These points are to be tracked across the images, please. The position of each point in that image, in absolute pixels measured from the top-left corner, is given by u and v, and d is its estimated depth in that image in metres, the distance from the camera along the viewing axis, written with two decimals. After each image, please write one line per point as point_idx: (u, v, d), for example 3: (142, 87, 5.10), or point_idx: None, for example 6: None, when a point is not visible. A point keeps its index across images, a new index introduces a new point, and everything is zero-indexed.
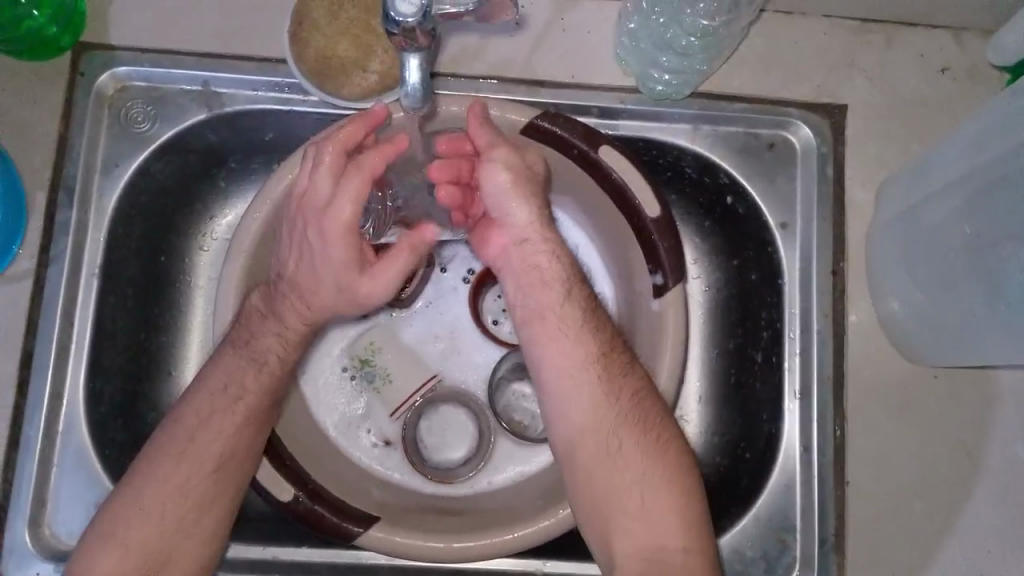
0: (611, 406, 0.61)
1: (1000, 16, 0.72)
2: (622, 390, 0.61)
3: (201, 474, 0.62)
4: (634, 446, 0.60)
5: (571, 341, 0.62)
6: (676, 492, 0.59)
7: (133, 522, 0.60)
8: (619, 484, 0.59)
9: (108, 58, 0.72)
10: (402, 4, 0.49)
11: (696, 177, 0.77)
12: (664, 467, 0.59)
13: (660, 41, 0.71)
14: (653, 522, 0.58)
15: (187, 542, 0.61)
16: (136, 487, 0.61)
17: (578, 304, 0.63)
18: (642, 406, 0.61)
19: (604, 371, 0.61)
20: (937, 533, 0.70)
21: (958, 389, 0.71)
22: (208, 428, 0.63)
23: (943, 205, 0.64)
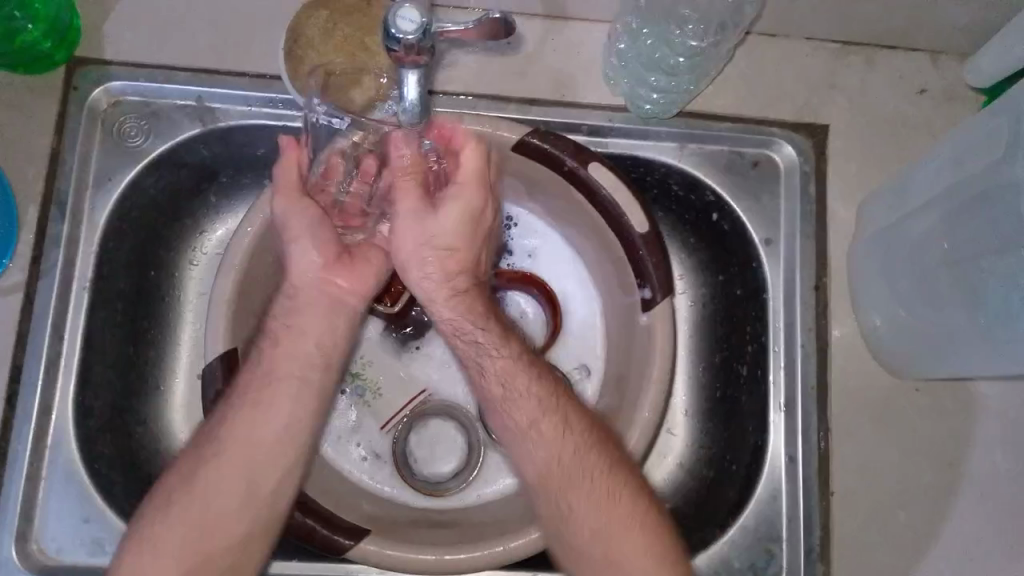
0: (553, 469, 0.64)
1: (976, 40, 0.75)
2: (562, 450, 0.64)
3: (221, 483, 0.60)
4: (586, 505, 0.62)
5: (506, 412, 0.66)
6: (639, 534, 0.62)
7: (165, 530, 0.58)
8: (579, 542, 0.62)
9: (101, 73, 0.73)
10: (403, 22, 0.51)
11: (682, 194, 0.79)
12: (618, 515, 0.62)
13: (649, 62, 0.73)
14: (621, 568, 0.61)
15: (222, 551, 0.59)
16: (168, 497, 0.60)
17: (504, 370, 0.65)
18: (597, 457, 0.64)
19: (541, 437, 0.64)
20: (921, 543, 0.71)
21: (938, 401, 0.73)
22: (235, 435, 0.61)
23: (922, 221, 0.66)
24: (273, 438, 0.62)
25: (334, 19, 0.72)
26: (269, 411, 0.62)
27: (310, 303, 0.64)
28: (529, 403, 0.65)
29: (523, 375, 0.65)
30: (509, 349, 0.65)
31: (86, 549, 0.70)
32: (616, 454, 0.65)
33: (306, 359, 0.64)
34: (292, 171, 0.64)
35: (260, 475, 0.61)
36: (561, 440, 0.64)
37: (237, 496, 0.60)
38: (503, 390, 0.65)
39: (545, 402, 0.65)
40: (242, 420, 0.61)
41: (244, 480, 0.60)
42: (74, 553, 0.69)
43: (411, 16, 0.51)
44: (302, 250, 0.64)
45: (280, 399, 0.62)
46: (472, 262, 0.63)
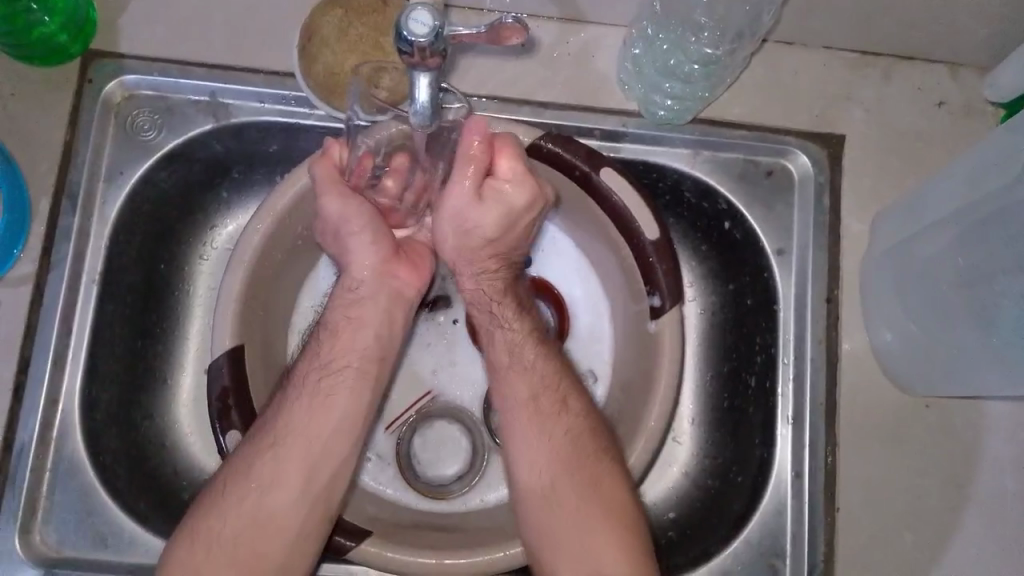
0: (543, 441, 0.65)
1: (996, 53, 0.74)
2: (556, 428, 0.65)
3: (278, 475, 0.60)
4: (571, 482, 0.63)
5: (510, 382, 0.67)
6: (612, 525, 0.62)
7: (222, 520, 0.58)
8: (554, 516, 0.63)
9: (115, 67, 0.73)
10: (415, 25, 0.50)
11: (695, 202, 0.78)
12: (597, 497, 0.63)
13: (663, 68, 0.72)
14: (589, 557, 0.61)
15: (277, 542, 0.59)
16: (225, 489, 0.60)
17: (519, 345, 0.68)
18: (577, 441, 0.65)
19: (538, 409, 0.66)
20: (926, 563, 0.70)
21: (948, 420, 0.72)
22: (293, 427, 0.62)
23: (936, 237, 0.65)
24: (329, 430, 0.62)
25: (348, 18, 0.72)
26: (328, 404, 0.63)
27: (371, 294, 0.67)
28: (535, 377, 0.67)
29: (533, 351, 0.68)
30: (523, 326, 0.69)
31: (88, 543, 0.70)
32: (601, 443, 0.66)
33: (365, 349, 0.66)
34: (324, 172, 0.65)
35: (318, 468, 0.62)
36: (558, 415, 0.66)
37: (294, 488, 0.60)
38: (506, 364, 0.68)
39: (552, 379, 0.67)
40: (301, 412, 0.62)
41: (303, 472, 0.61)
42: (76, 546, 0.69)
43: (424, 20, 0.50)
44: (361, 245, 0.67)
45: (337, 392, 0.63)
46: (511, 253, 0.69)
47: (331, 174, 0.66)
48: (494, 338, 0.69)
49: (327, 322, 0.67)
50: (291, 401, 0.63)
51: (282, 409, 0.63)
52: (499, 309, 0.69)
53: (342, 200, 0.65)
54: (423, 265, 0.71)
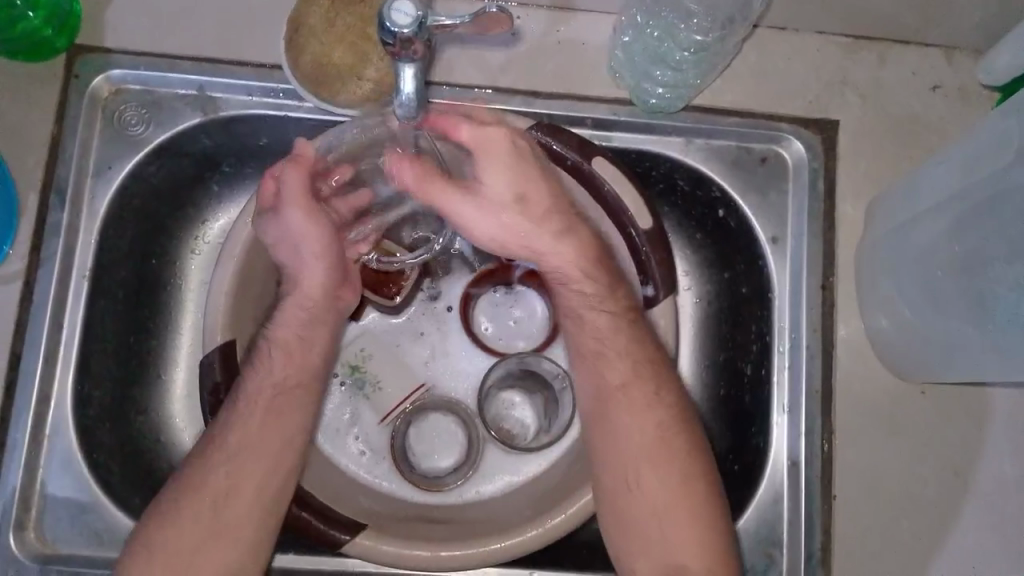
0: (635, 436, 0.67)
1: (992, 35, 0.73)
2: (648, 424, 0.68)
3: (231, 490, 0.63)
4: (656, 481, 0.66)
5: (607, 368, 0.69)
6: (692, 515, 0.65)
7: (178, 530, 0.62)
8: (638, 512, 0.66)
9: (102, 61, 0.72)
10: (398, 16, 0.50)
11: (688, 189, 0.77)
12: (682, 496, 0.66)
13: (654, 56, 0.71)
14: (670, 551, 0.65)
15: (233, 550, 0.63)
16: (178, 502, 0.63)
17: (605, 316, 0.69)
18: (671, 441, 0.67)
19: (627, 403, 0.68)
20: (924, 549, 0.70)
21: (946, 406, 0.72)
22: (244, 443, 0.64)
23: (930, 223, 0.64)
24: (278, 446, 0.65)
25: (335, 7, 0.72)
26: (276, 422, 0.66)
27: (321, 316, 0.68)
28: (625, 365, 0.68)
29: (612, 330, 0.68)
30: (614, 305, 0.68)
31: (84, 540, 0.70)
32: (681, 436, 0.68)
33: (312, 365, 0.68)
34: (295, 182, 0.62)
35: (269, 481, 0.64)
36: (647, 410, 0.68)
37: (246, 501, 0.63)
38: (600, 345, 0.69)
39: (640, 368, 0.68)
40: (253, 428, 0.65)
41: (256, 485, 0.64)
42: (71, 542, 0.69)
43: (407, 9, 0.50)
44: (314, 263, 0.66)
45: (286, 412, 0.66)
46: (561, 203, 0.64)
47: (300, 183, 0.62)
48: (582, 313, 0.69)
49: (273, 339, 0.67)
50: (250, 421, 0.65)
51: (231, 422, 0.65)
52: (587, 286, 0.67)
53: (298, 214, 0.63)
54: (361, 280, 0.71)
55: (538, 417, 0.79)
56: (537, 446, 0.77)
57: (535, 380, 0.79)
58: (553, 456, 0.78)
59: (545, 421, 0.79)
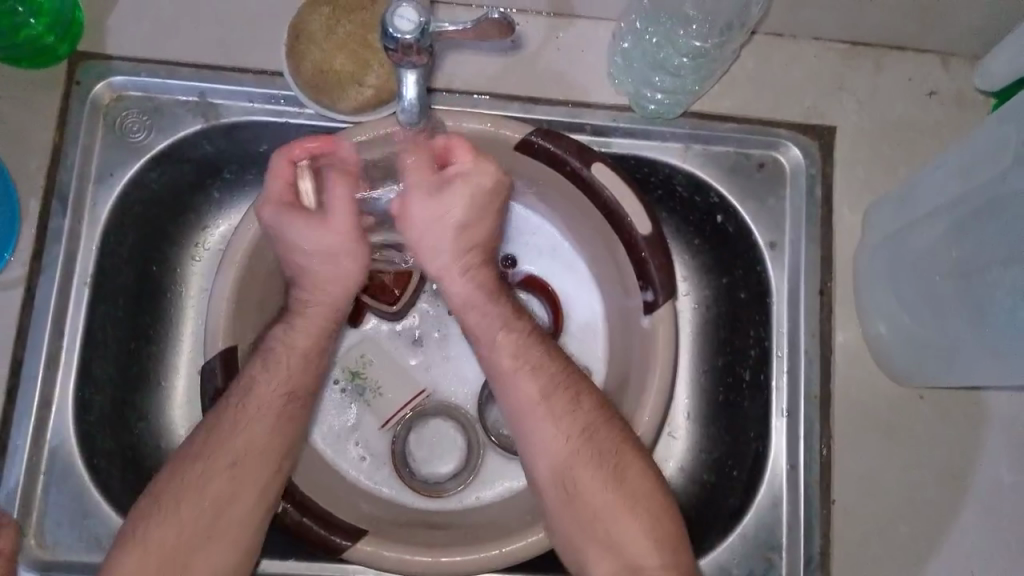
0: (555, 442, 0.64)
1: (987, 42, 0.74)
2: (571, 429, 0.64)
3: (233, 489, 0.62)
4: (596, 479, 0.62)
5: (513, 382, 0.65)
6: (642, 518, 0.61)
7: (175, 525, 0.60)
8: (586, 519, 0.62)
9: (103, 68, 0.73)
10: (401, 22, 0.50)
11: (687, 195, 0.78)
12: (626, 489, 0.62)
13: (654, 63, 0.72)
14: (626, 553, 0.60)
15: (232, 550, 0.61)
16: (176, 499, 0.61)
17: (515, 341, 0.66)
18: (595, 436, 0.64)
19: (547, 415, 0.64)
20: (922, 554, 0.71)
21: (943, 410, 0.72)
22: (248, 442, 0.63)
23: (929, 228, 0.65)
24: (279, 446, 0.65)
25: (336, 15, 0.72)
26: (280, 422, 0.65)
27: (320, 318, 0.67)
28: (538, 381, 0.65)
29: (526, 359, 0.65)
30: (522, 325, 0.67)
31: (84, 546, 0.70)
32: (606, 431, 0.64)
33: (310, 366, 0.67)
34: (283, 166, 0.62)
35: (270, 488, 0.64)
36: (568, 417, 0.64)
37: (248, 501, 0.62)
38: (511, 368, 0.65)
39: (553, 386, 0.65)
40: (256, 427, 0.64)
41: (260, 483, 0.63)
42: (72, 548, 0.69)
43: (410, 16, 0.50)
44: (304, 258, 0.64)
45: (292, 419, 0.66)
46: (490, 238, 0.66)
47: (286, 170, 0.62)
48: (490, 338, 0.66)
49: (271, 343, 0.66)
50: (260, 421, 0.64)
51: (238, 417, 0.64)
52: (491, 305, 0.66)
53: (311, 222, 0.62)
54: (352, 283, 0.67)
55: None
56: None
57: None
58: None
59: None
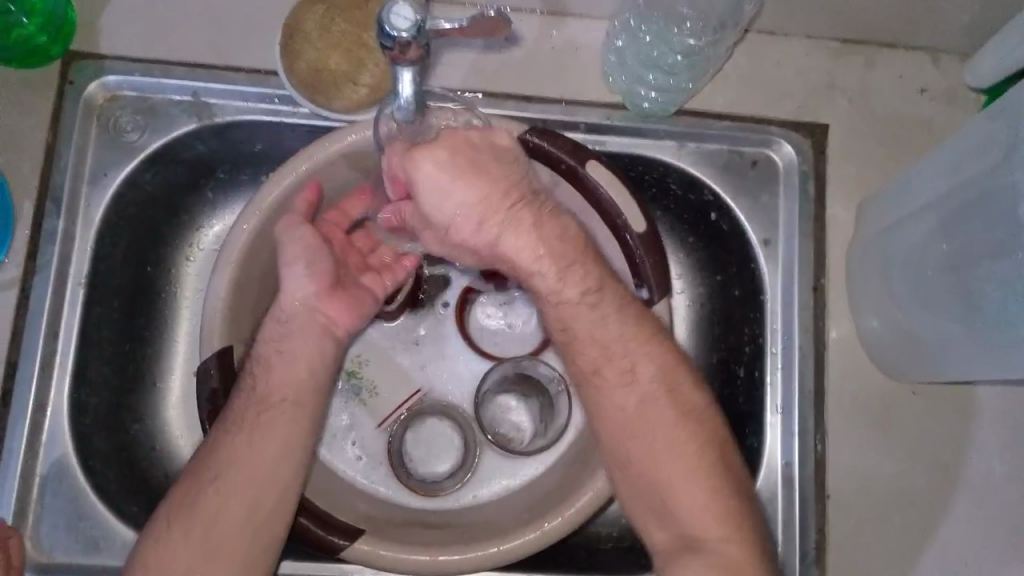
0: (618, 413, 0.63)
1: (977, 38, 0.75)
2: (629, 398, 0.63)
3: (221, 508, 0.61)
4: (652, 452, 0.62)
5: (575, 348, 0.64)
6: (698, 490, 0.60)
7: (171, 558, 0.59)
8: (642, 490, 0.62)
9: (97, 68, 0.72)
10: (397, 20, 0.50)
11: (681, 193, 0.78)
12: (682, 462, 0.61)
13: (647, 60, 0.73)
14: (681, 524, 0.60)
15: (227, 570, 0.60)
16: (171, 520, 0.61)
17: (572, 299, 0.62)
18: (654, 405, 0.63)
19: (606, 384, 0.64)
20: (916, 546, 0.71)
21: (935, 403, 0.73)
22: (235, 459, 0.62)
23: (922, 224, 0.65)
24: (275, 458, 0.63)
25: (330, 14, 0.73)
26: (266, 436, 0.63)
27: (301, 327, 0.66)
28: (597, 346, 0.63)
29: (590, 315, 0.63)
30: (581, 283, 0.62)
31: (80, 548, 0.69)
32: (668, 404, 0.63)
33: (301, 380, 0.65)
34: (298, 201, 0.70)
35: (260, 496, 0.62)
36: (627, 386, 0.63)
37: (236, 519, 0.61)
38: (570, 336, 0.64)
39: (612, 349, 0.63)
40: (241, 446, 0.62)
41: (247, 498, 0.61)
42: (68, 551, 0.69)
43: (405, 14, 0.50)
44: (296, 275, 0.67)
45: (275, 427, 0.63)
46: (508, 185, 0.59)
47: (304, 203, 0.70)
48: (548, 304, 0.63)
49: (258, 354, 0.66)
50: (263, 433, 0.63)
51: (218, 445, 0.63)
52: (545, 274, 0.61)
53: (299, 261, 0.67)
54: (355, 303, 0.69)
55: (534, 421, 0.79)
56: (533, 450, 0.77)
57: (531, 385, 0.80)
58: (550, 459, 0.78)
59: (541, 424, 0.79)
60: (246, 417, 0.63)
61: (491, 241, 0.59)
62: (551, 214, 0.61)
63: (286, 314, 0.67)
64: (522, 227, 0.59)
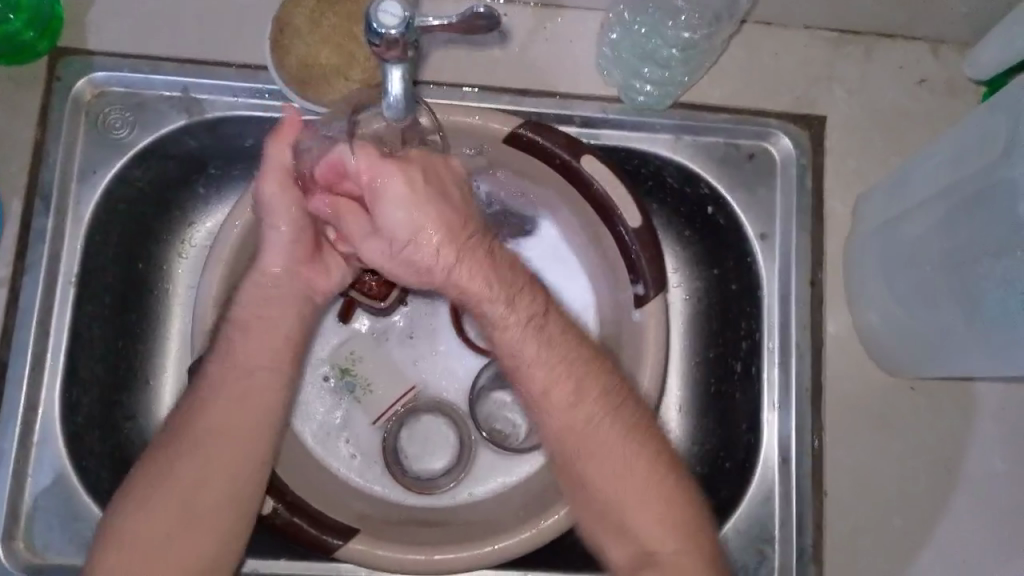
0: (569, 428, 0.63)
1: (977, 29, 0.73)
2: (578, 416, 0.63)
3: (205, 479, 0.61)
4: (606, 469, 0.62)
5: (524, 373, 0.63)
6: (654, 503, 0.61)
7: (146, 526, 0.60)
8: (597, 503, 0.62)
9: (85, 64, 0.72)
10: (385, 16, 0.49)
11: (677, 187, 0.77)
12: (635, 475, 0.62)
13: (642, 54, 0.72)
14: (642, 539, 0.61)
15: (206, 539, 0.61)
16: (150, 488, 0.61)
17: (523, 321, 0.62)
18: (601, 421, 0.63)
19: (555, 400, 0.63)
20: (914, 543, 0.71)
21: (933, 399, 0.73)
22: (215, 427, 0.62)
23: (921, 218, 0.64)
24: (256, 431, 0.63)
25: (319, 8, 0.71)
26: (249, 404, 0.63)
27: (286, 292, 0.64)
28: (542, 368, 0.63)
29: (537, 341, 0.63)
30: (528, 309, 0.63)
31: (74, 549, 0.69)
32: (617, 418, 0.63)
33: (278, 347, 0.64)
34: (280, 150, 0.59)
35: (240, 470, 0.62)
36: (572, 406, 0.63)
37: (220, 490, 0.61)
38: (516, 360, 0.63)
39: (557, 369, 0.63)
40: (221, 413, 0.62)
41: (230, 471, 0.62)
42: (61, 551, 0.69)
43: (393, 10, 0.49)
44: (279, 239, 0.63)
45: (253, 394, 0.63)
46: (456, 225, 0.61)
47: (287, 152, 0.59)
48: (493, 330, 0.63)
49: (233, 320, 0.64)
50: (249, 399, 0.63)
51: (198, 411, 0.62)
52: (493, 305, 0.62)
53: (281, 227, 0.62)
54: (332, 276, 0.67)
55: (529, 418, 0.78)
56: (528, 446, 0.77)
57: None
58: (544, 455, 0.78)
59: None
60: (228, 389, 0.62)
61: (430, 266, 0.61)
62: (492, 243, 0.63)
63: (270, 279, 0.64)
64: (475, 257, 0.61)
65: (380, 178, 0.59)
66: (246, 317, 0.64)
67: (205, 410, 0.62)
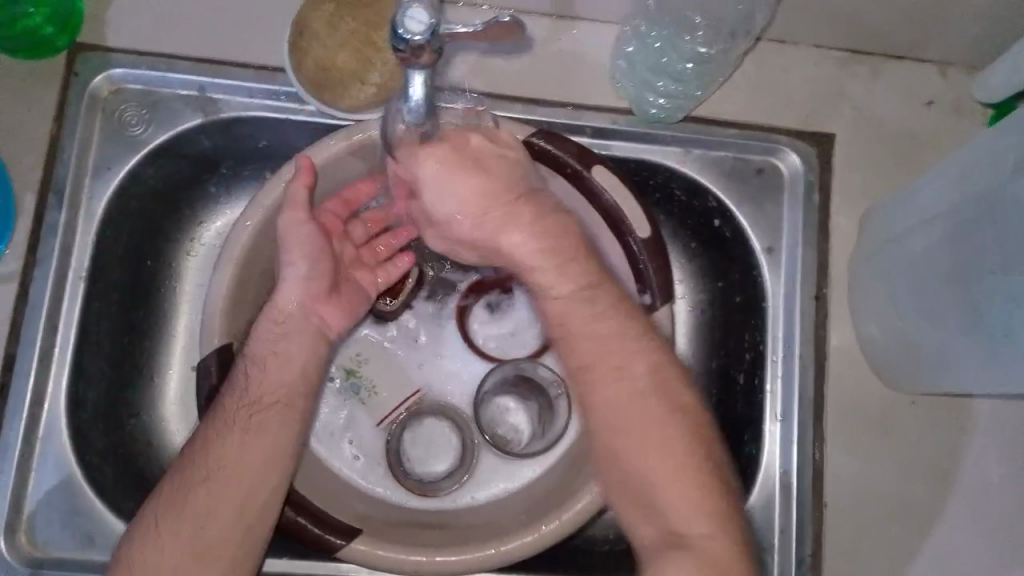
0: (608, 405, 0.62)
1: (984, 52, 0.75)
2: (618, 391, 0.62)
3: (212, 508, 0.60)
4: (641, 447, 0.60)
5: (572, 344, 0.64)
6: (686, 486, 0.59)
7: (156, 560, 0.59)
8: (631, 481, 0.61)
9: (103, 60, 0.72)
10: (410, 22, 0.50)
11: (684, 200, 0.78)
12: (671, 455, 0.60)
13: (655, 67, 0.73)
14: (670, 521, 0.59)
15: (214, 568, 0.59)
16: (158, 522, 0.60)
17: (572, 293, 0.64)
18: (646, 399, 0.62)
19: (598, 375, 0.63)
20: (912, 556, 0.72)
21: (932, 415, 0.74)
22: (222, 458, 0.61)
23: (927, 236, 0.65)
24: (262, 460, 0.62)
25: (339, 13, 0.72)
26: (258, 437, 0.63)
27: (296, 328, 0.67)
28: (590, 339, 0.63)
29: (586, 310, 0.64)
30: (580, 274, 0.64)
31: (77, 543, 0.69)
32: (658, 398, 0.61)
33: (290, 382, 0.65)
34: (296, 189, 0.67)
35: (247, 498, 0.61)
36: (617, 380, 0.62)
37: (228, 519, 0.60)
38: (563, 330, 0.64)
39: (606, 342, 0.63)
40: (231, 447, 0.62)
41: (237, 500, 0.61)
42: (61, 546, 0.69)
43: (420, 17, 0.50)
44: (294, 276, 0.67)
45: (268, 427, 0.63)
46: (511, 185, 0.63)
47: (302, 191, 0.67)
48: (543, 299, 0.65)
49: (250, 354, 0.66)
50: (257, 432, 0.63)
51: (210, 441, 0.62)
52: (545, 275, 0.64)
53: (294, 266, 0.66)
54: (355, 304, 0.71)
55: (533, 424, 0.78)
56: (530, 452, 0.78)
57: (530, 387, 0.79)
58: (547, 462, 0.78)
59: (539, 429, 0.79)
60: (236, 418, 0.63)
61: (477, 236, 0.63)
62: (551, 208, 0.65)
63: (284, 316, 0.66)
64: (522, 222, 0.63)
65: (417, 159, 0.61)
66: (264, 344, 0.66)
67: (214, 440, 0.62)
